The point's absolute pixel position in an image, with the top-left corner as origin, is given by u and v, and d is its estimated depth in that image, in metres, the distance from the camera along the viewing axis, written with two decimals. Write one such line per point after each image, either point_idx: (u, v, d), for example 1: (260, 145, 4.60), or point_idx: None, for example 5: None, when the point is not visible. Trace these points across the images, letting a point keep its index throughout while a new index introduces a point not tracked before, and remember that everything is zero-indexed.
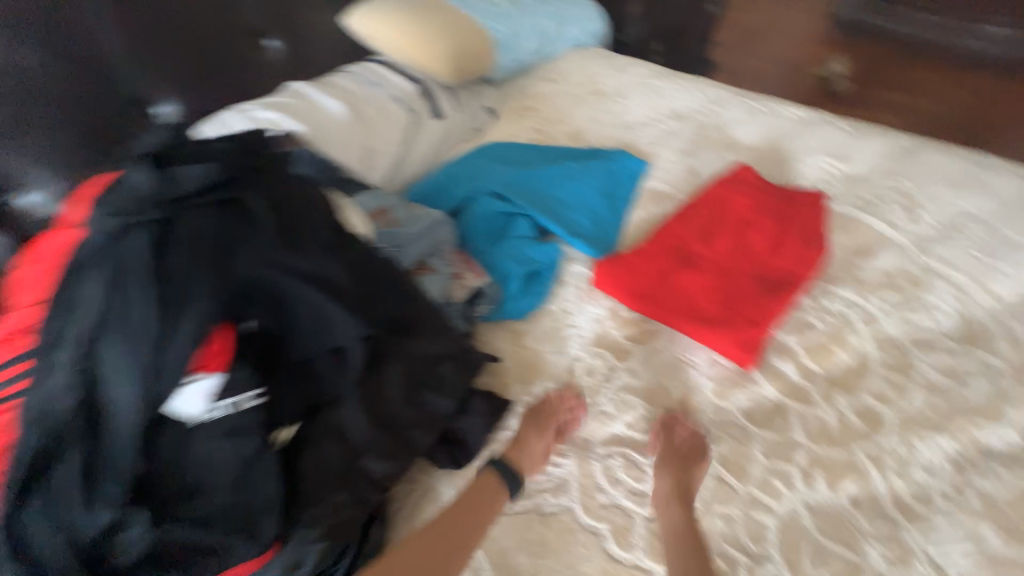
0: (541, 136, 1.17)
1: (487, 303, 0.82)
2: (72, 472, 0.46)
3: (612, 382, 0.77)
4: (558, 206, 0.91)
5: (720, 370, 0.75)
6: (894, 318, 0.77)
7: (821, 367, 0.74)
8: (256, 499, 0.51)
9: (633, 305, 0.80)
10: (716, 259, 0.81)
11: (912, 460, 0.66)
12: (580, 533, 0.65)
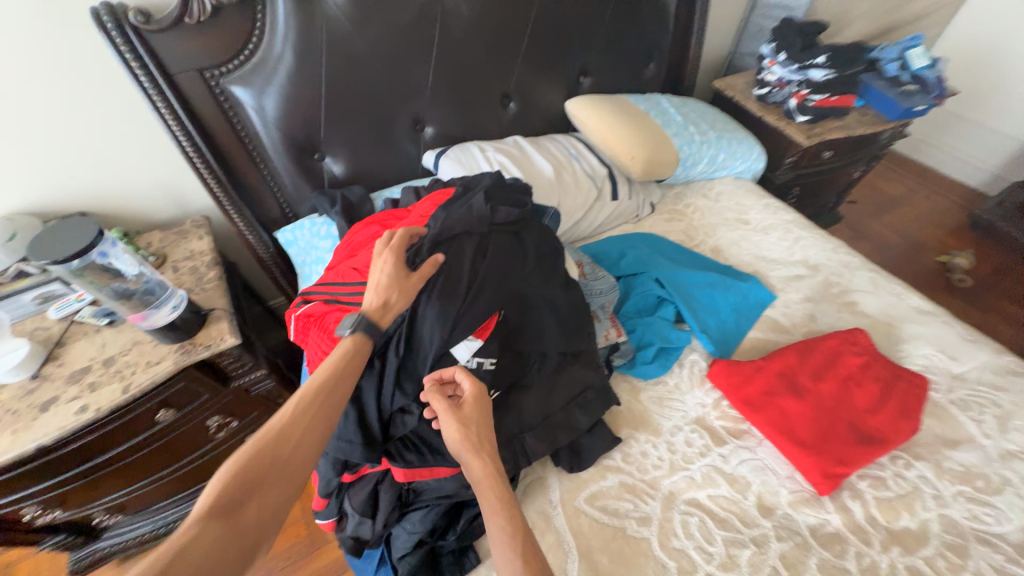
0: (688, 239, 1.41)
1: (621, 357, 1.05)
2: (391, 367, 0.71)
3: (708, 457, 0.94)
4: (695, 304, 1.13)
5: (797, 487, 0.90)
6: (962, 506, 0.88)
7: (887, 518, 0.87)
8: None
9: (737, 405, 0.98)
10: (816, 396, 0.97)
11: None
12: (650, 559, 0.81)
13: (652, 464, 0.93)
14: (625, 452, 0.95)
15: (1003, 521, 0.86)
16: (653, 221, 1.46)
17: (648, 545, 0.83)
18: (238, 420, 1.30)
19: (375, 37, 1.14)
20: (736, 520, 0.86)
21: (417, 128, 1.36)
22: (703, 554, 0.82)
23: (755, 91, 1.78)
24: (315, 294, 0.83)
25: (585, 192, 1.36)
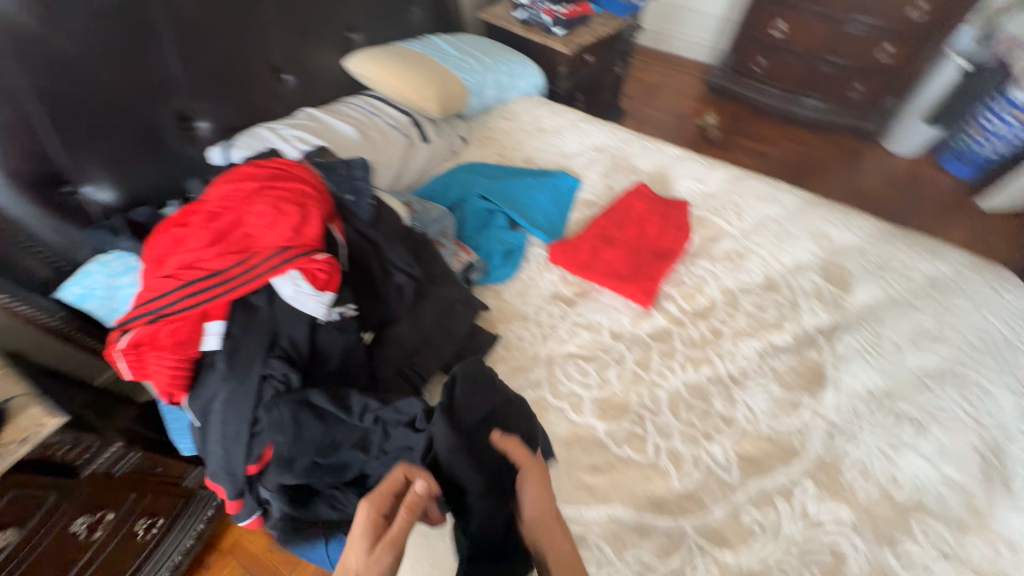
0: (503, 157, 1.56)
1: (477, 272, 1.17)
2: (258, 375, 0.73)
3: (569, 318, 1.15)
4: (518, 206, 1.30)
5: (633, 310, 1.16)
6: (730, 276, 1.24)
7: (690, 304, 1.18)
8: (354, 375, 0.83)
9: (575, 271, 1.20)
10: (625, 242, 1.24)
11: (742, 350, 1.10)
12: (549, 409, 1.00)
13: (530, 342, 1.11)
14: (507, 343, 1.10)
15: (752, 275, 1.24)
16: (469, 152, 1.58)
17: (545, 400, 1.02)
18: (112, 510, 1.12)
19: (78, 30, 0.96)
20: (600, 353, 1.10)
21: (187, 125, 1.21)
22: (584, 387, 1.04)
23: (516, 15, 1.99)
24: (132, 322, 0.75)
25: (395, 142, 1.40)
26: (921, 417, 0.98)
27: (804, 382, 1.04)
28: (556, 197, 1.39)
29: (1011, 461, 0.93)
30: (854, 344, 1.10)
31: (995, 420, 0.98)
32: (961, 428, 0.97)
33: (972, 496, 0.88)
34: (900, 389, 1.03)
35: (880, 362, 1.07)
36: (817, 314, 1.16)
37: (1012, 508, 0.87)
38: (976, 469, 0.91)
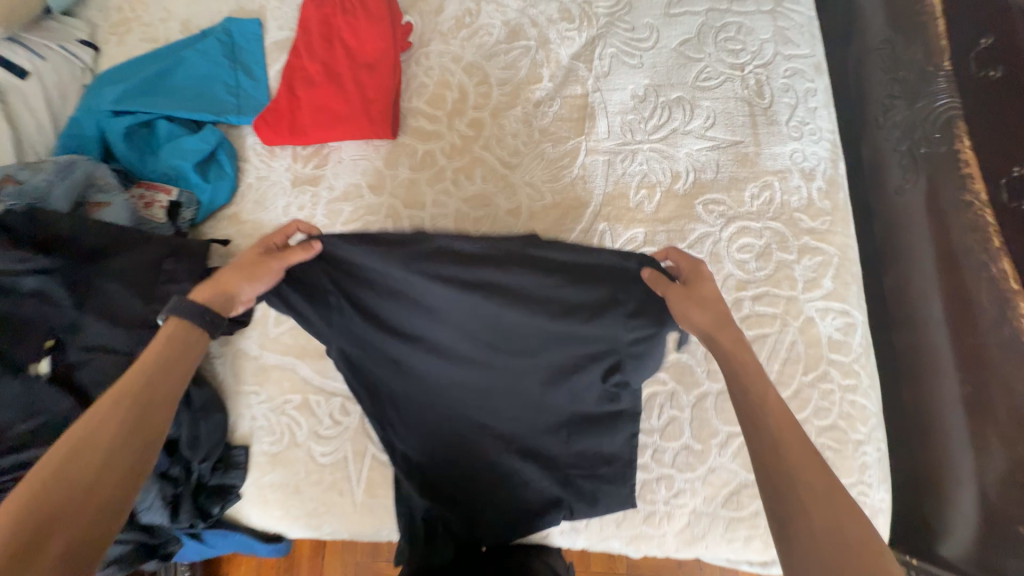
0: (152, 40, 1.11)
1: (189, 207, 0.92)
2: None
3: (321, 195, 0.95)
4: (183, 96, 0.96)
5: (383, 150, 0.96)
6: (470, 47, 1.00)
7: (443, 107, 0.98)
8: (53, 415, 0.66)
9: (296, 142, 0.96)
10: (334, 69, 0.95)
11: (508, 129, 0.95)
12: None
13: None
14: None
15: (493, 31, 1.00)
16: (109, 56, 1.11)
17: None
18: None
19: None
20: (369, 216, 0.93)
21: None
22: None
23: None
24: None
25: None
26: (686, 94, 0.91)
27: (575, 124, 0.93)
28: (240, 61, 1.03)
29: (776, 91, 0.89)
30: (613, 50, 0.95)
31: (757, 56, 0.91)
32: (725, 85, 0.90)
33: (745, 149, 0.86)
34: (664, 76, 0.92)
35: (642, 56, 0.94)
36: (569, 41, 0.98)
37: (781, 138, 0.86)
38: (744, 120, 0.88)
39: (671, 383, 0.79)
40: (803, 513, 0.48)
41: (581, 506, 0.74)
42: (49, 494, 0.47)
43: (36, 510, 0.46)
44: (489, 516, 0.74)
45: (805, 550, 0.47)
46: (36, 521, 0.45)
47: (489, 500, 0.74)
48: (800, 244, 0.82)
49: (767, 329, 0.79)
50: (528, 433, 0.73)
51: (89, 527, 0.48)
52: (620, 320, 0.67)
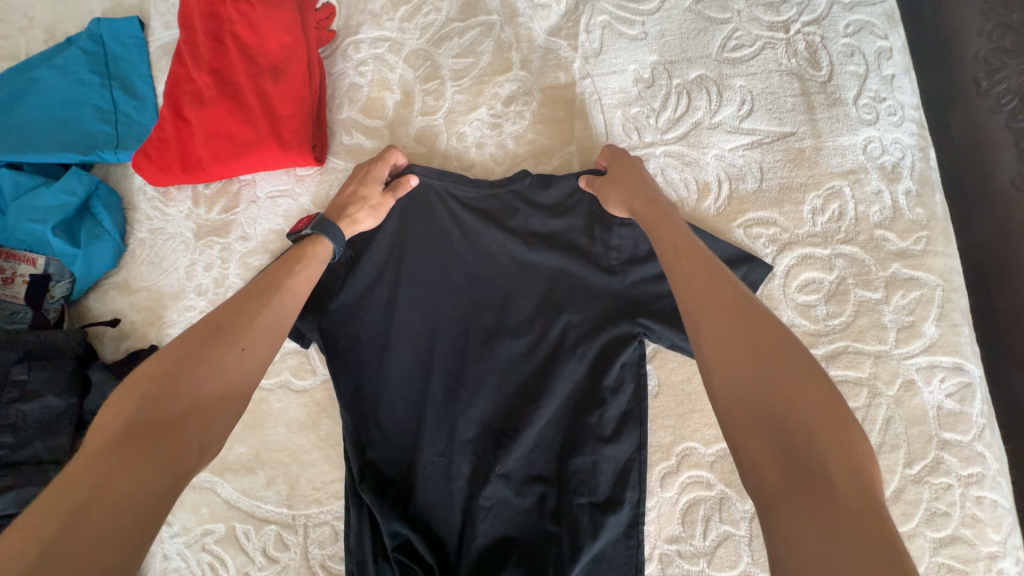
0: (10, 57, 0.86)
1: (59, 282, 0.71)
2: None
3: (234, 249, 0.72)
4: (38, 132, 0.72)
5: (310, 181, 0.73)
6: (412, 30, 0.75)
7: (383, 115, 0.73)
8: None
9: (194, 180, 0.72)
10: (232, 75, 0.71)
11: (471, 139, 0.70)
12: (271, 393, 0.68)
13: None
14: None
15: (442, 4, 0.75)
16: None
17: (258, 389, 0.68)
18: None
19: None
20: None
21: None
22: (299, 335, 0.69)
23: None
24: None
25: None
26: (710, 72, 0.66)
27: (560, 126, 0.69)
28: (119, 75, 0.79)
29: (836, 57, 0.65)
30: (605, 17, 0.70)
31: (808, 8, 0.66)
32: (764, 53, 0.66)
33: (799, 143, 0.63)
34: (678, 49, 0.68)
35: (645, 22, 0.69)
36: (545, 10, 0.72)
37: (849, 124, 0.63)
38: (792, 104, 0.64)
39: (718, 486, 0.58)
40: (717, 314, 0.40)
41: (592, 515, 0.57)
42: (126, 414, 0.40)
43: (178, 405, 0.41)
44: (479, 537, 0.57)
45: (705, 332, 0.39)
46: (162, 415, 0.40)
47: (478, 515, 0.58)
48: (885, 277, 0.59)
49: (851, 403, 0.57)
50: (521, 422, 0.59)
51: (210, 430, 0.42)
52: (632, 282, 0.60)
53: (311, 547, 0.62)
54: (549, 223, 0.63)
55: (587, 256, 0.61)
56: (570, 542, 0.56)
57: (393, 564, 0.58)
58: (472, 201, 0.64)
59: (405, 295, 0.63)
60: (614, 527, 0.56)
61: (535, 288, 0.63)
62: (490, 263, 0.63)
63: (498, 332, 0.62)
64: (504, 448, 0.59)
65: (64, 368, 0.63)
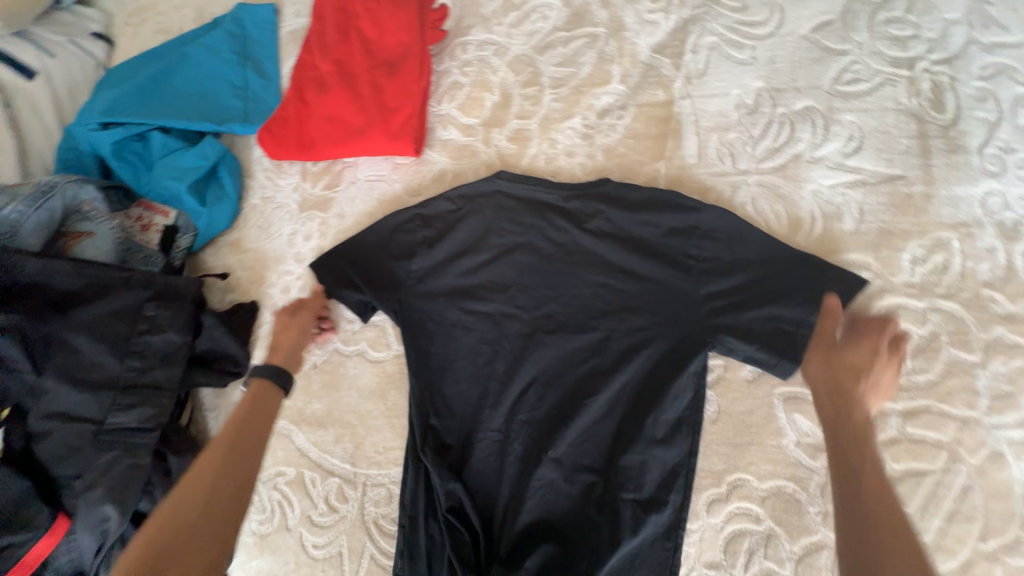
0: (165, 31, 0.99)
1: (185, 233, 0.81)
2: None
3: (331, 224, 0.79)
4: (184, 101, 0.82)
5: (406, 170, 0.79)
6: (518, 36, 0.78)
7: (481, 115, 0.77)
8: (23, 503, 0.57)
9: (306, 157, 0.79)
10: (353, 66, 0.77)
11: (562, 146, 0.73)
12: (348, 358, 0.74)
13: (296, 288, 0.78)
14: (270, 305, 0.79)
15: (550, 14, 0.78)
16: (123, 49, 1.00)
17: (337, 353, 0.75)
18: None
19: None
20: None
21: None
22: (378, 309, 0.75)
23: None
24: None
25: None
26: (819, 104, 0.64)
27: (652, 143, 0.69)
28: (253, 56, 0.88)
29: (965, 100, 0.61)
30: (713, 39, 0.70)
31: (939, 47, 0.63)
32: (882, 89, 0.63)
33: (908, 187, 0.60)
34: (787, 77, 0.66)
35: (756, 47, 0.68)
36: (652, 27, 0.73)
37: (969, 173, 0.59)
38: (908, 146, 0.61)
39: (767, 522, 0.58)
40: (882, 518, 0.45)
41: (634, 511, 0.59)
42: (166, 517, 0.49)
43: (184, 521, 0.49)
44: (523, 513, 0.62)
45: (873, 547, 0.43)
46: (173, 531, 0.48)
47: (525, 491, 0.62)
48: (987, 340, 0.56)
49: (926, 464, 0.54)
50: (573, 411, 0.63)
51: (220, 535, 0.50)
52: (701, 295, 0.62)
53: (367, 503, 0.68)
54: (620, 229, 0.66)
55: (659, 264, 0.64)
56: (610, 532, 0.59)
57: (442, 524, 0.63)
58: (551, 202, 0.69)
59: (482, 280, 0.69)
60: (655, 525, 0.58)
61: (603, 288, 0.65)
62: (564, 261, 0.67)
63: (563, 325, 0.66)
64: (555, 433, 0.63)
65: (185, 310, 0.70)
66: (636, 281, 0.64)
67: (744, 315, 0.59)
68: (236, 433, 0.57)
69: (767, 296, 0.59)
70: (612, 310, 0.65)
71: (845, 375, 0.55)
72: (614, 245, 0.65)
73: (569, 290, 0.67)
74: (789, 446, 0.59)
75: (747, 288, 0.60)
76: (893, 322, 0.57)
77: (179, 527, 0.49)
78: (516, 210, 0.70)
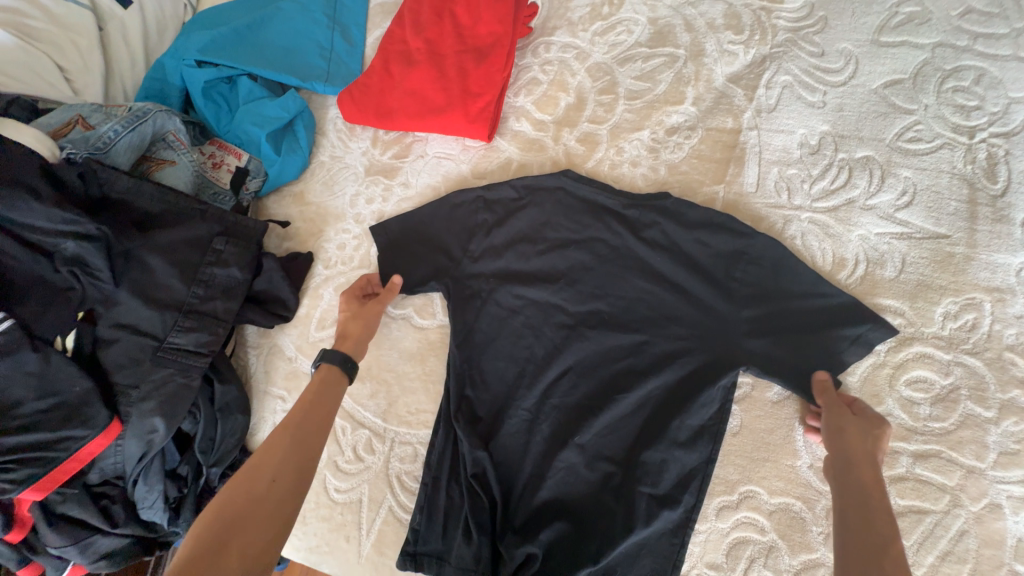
0: None
1: (254, 178, 0.84)
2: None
3: (394, 192, 0.83)
4: (274, 53, 0.86)
5: (474, 153, 0.82)
6: (601, 45, 0.82)
7: (554, 113, 0.81)
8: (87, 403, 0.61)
9: (382, 126, 0.83)
10: (441, 49, 0.81)
11: (628, 155, 0.77)
12: (392, 321, 0.78)
13: (352, 247, 0.82)
14: (324, 258, 0.82)
15: (635, 28, 0.81)
16: None
17: (383, 315, 0.79)
18: None
19: None
20: None
21: None
22: None
23: None
24: None
25: (84, 31, 0.85)
26: (879, 155, 0.68)
27: (714, 166, 0.73)
28: (341, 20, 0.91)
29: (1017, 174, 0.65)
30: (788, 78, 0.74)
31: (999, 121, 0.67)
32: (940, 151, 0.67)
33: (951, 247, 0.64)
34: (852, 125, 0.70)
35: (827, 92, 0.72)
36: (730, 57, 0.77)
37: (1010, 243, 0.63)
38: (957, 209, 0.65)
39: (771, 534, 0.61)
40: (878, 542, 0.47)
41: (648, 504, 0.63)
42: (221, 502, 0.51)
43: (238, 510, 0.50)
44: (542, 490, 0.66)
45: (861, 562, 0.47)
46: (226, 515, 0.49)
47: (547, 471, 0.66)
48: (1002, 399, 0.60)
49: (928, 504, 0.58)
50: (603, 404, 0.67)
51: (266, 534, 0.50)
52: (741, 316, 0.65)
53: (393, 458, 0.72)
54: (673, 242, 0.70)
55: (706, 280, 0.67)
56: (622, 520, 0.63)
57: (463, 488, 0.67)
58: (611, 207, 0.73)
59: (534, 269, 0.73)
60: (666, 520, 0.62)
61: (649, 295, 0.69)
62: (615, 262, 0.71)
63: (606, 323, 0.69)
64: (584, 421, 0.67)
65: (250, 248, 0.74)
66: (681, 293, 0.68)
67: (777, 340, 0.64)
68: (294, 427, 0.58)
69: (802, 326, 0.64)
70: (654, 317, 0.68)
71: (854, 438, 0.56)
72: (666, 256, 0.69)
73: (617, 291, 0.70)
74: (802, 467, 0.63)
75: (784, 315, 0.64)
76: (909, 369, 0.62)
77: (231, 514, 0.50)
78: (577, 208, 0.74)
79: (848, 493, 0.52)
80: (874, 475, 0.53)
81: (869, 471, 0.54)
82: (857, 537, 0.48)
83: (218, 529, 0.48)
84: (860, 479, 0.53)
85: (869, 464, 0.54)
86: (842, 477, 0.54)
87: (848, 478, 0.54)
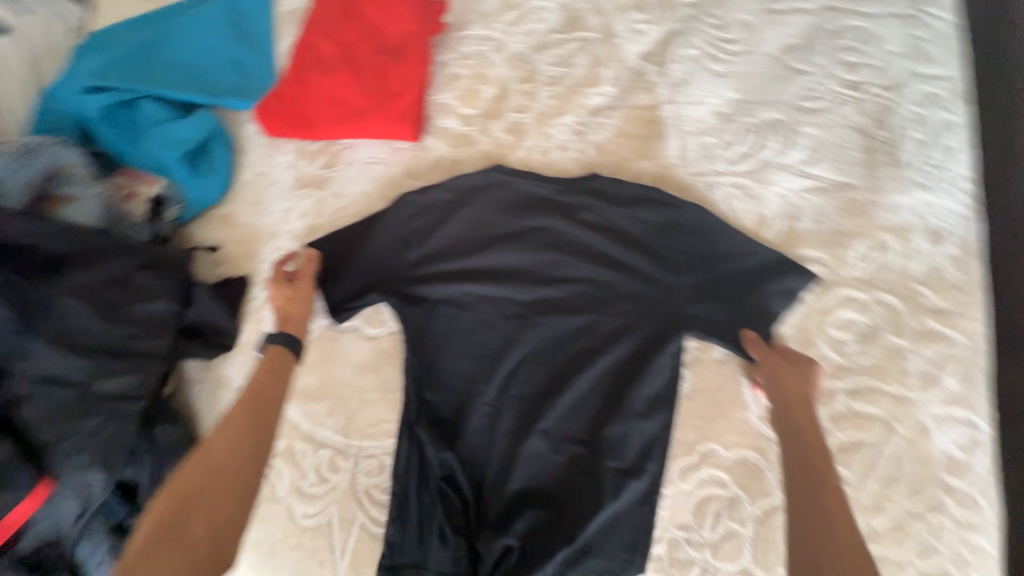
0: None
1: (173, 204, 0.79)
2: None
3: (327, 202, 0.80)
4: (178, 73, 0.82)
5: (404, 154, 0.81)
6: (517, 35, 0.82)
7: (479, 106, 0.81)
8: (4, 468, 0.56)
9: (307, 138, 0.81)
10: (358, 57, 0.81)
11: (555, 140, 0.78)
12: (342, 335, 0.76)
13: None
14: (260, 280, 0.78)
15: (547, 16, 0.83)
16: None
17: (330, 330, 0.76)
18: None
19: None
20: None
21: None
22: None
23: None
24: None
25: None
26: (785, 116, 0.73)
27: (638, 142, 0.76)
28: (248, 32, 0.88)
29: (903, 121, 0.71)
30: (696, 52, 0.77)
31: (882, 74, 0.73)
32: (836, 107, 0.72)
33: (856, 194, 0.69)
34: (758, 91, 0.74)
35: (732, 62, 0.76)
36: (640, 37, 0.80)
37: (905, 184, 0.69)
38: (857, 159, 0.70)
39: (732, 487, 0.64)
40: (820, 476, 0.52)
41: (615, 477, 0.64)
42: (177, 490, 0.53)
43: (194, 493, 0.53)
44: (513, 481, 0.66)
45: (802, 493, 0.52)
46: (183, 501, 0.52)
47: (515, 462, 0.66)
48: (915, 327, 0.65)
49: (865, 434, 0.62)
50: (561, 386, 0.68)
51: (226, 512, 0.53)
52: (679, 283, 0.68)
53: (359, 474, 0.69)
54: (608, 221, 0.72)
55: (643, 254, 0.70)
56: (593, 496, 0.64)
57: (433, 492, 0.67)
58: (545, 193, 0.74)
59: (477, 263, 0.73)
60: (634, 490, 0.63)
61: (592, 275, 0.71)
62: (555, 247, 0.72)
63: (554, 308, 0.71)
64: (545, 406, 0.67)
65: (177, 278, 0.70)
66: (622, 269, 0.70)
67: (713, 301, 0.67)
68: (244, 414, 0.60)
69: (735, 286, 0.67)
70: (598, 295, 0.70)
71: (788, 383, 0.61)
72: (603, 235, 0.71)
73: (561, 276, 0.71)
74: (752, 418, 0.66)
75: (717, 277, 0.68)
76: (836, 311, 0.66)
77: (186, 500, 0.52)
78: (513, 198, 0.74)
79: (789, 437, 0.57)
80: (807, 415, 0.58)
81: (805, 414, 0.59)
82: (802, 473, 0.53)
83: (174, 514, 0.51)
84: (798, 421, 0.58)
85: (802, 405, 0.60)
86: (785, 425, 0.58)
87: (787, 422, 0.58)
